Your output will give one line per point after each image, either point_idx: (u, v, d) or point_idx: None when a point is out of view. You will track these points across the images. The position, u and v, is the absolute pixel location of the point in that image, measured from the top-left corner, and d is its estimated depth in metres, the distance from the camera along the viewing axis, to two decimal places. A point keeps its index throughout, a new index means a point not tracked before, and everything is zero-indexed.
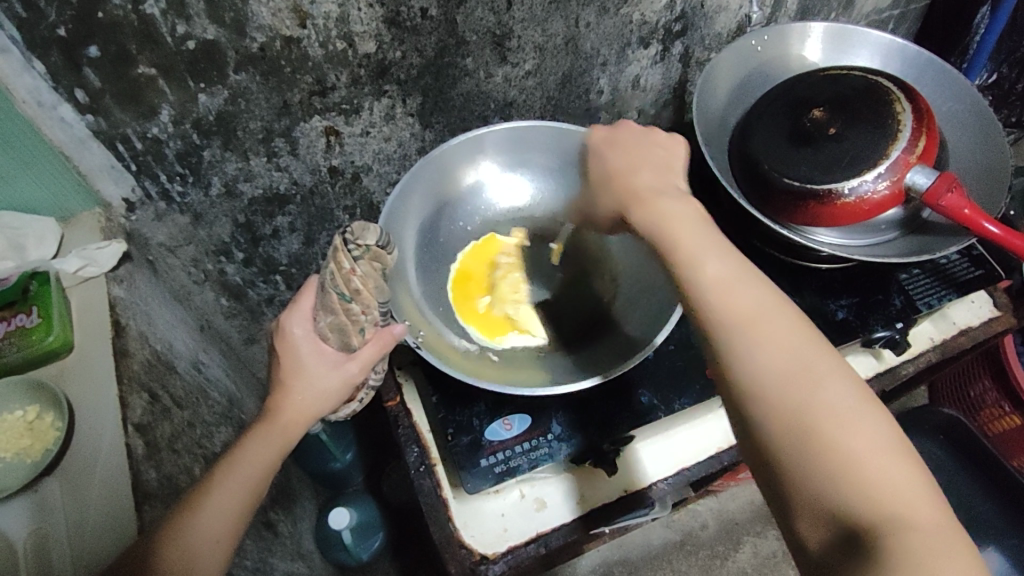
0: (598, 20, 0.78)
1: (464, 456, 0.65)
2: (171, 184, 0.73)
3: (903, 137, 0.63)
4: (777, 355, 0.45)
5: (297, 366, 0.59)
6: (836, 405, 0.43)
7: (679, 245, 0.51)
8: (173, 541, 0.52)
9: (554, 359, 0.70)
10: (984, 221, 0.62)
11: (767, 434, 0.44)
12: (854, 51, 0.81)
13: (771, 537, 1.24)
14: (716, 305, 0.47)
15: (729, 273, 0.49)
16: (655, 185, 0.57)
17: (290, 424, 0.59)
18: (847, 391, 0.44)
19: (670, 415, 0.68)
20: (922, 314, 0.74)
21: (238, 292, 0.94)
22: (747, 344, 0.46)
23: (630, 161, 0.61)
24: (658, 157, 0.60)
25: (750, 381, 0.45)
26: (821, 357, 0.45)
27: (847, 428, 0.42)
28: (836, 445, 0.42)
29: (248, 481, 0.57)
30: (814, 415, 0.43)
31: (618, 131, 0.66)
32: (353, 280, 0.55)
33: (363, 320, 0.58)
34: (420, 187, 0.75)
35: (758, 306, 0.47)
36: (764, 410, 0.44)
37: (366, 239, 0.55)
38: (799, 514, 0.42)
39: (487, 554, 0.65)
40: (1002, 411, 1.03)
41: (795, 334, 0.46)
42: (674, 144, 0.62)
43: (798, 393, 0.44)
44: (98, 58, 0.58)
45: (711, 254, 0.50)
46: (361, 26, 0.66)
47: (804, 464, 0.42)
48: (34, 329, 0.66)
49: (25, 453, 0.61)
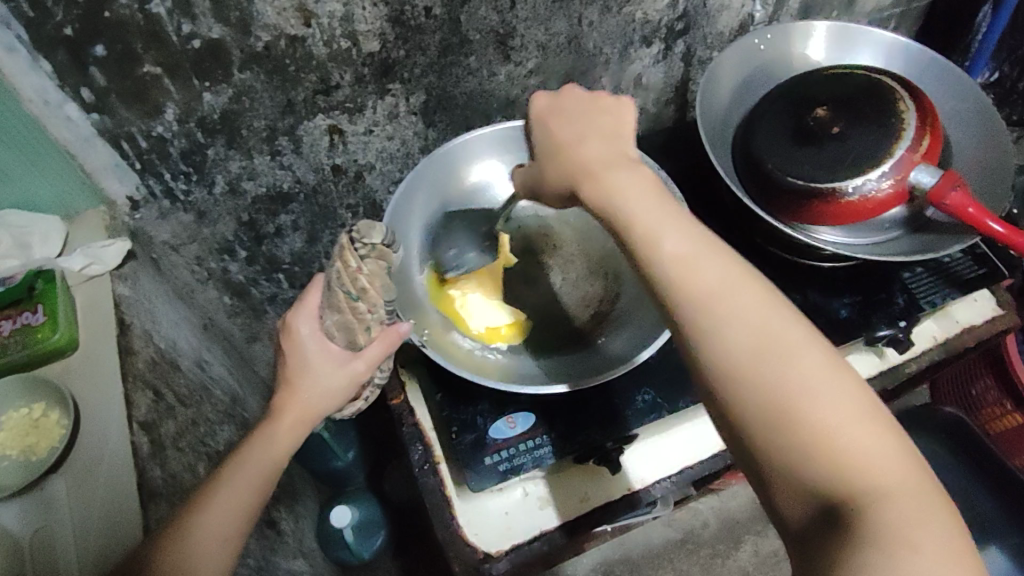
0: (601, 19, 0.78)
1: (468, 454, 0.65)
2: (175, 182, 0.73)
3: (907, 135, 0.63)
4: (744, 330, 0.43)
5: (304, 365, 0.60)
6: (807, 376, 0.41)
7: (634, 223, 0.48)
8: (182, 540, 0.52)
9: (560, 358, 0.70)
10: (988, 219, 0.62)
11: (742, 416, 0.42)
12: (857, 50, 0.81)
13: (772, 536, 1.24)
14: (677, 283, 0.45)
15: (689, 248, 0.47)
16: (608, 159, 0.54)
17: (296, 423, 0.60)
18: (818, 361, 0.42)
19: (673, 414, 0.68)
20: (925, 312, 0.74)
21: (241, 290, 0.94)
22: (714, 323, 0.44)
23: (578, 133, 0.57)
24: (604, 126, 0.58)
25: (718, 361, 0.43)
26: (789, 327, 0.43)
27: (822, 402, 0.41)
28: (810, 419, 0.40)
29: (254, 480, 0.58)
30: (785, 389, 0.41)
31: (563, 100, 0.61)
32: (359, 279, 0.54)
33: (369, 318, 0.58)
34: (424, 187, 0.75)
35: (721, 280, 0.45)
36: (736, 390, 0.42)
37: (371, 237, 0.53)
38: (776, 490, 0.41)
39: (491, 552, 0.65)
40: (1004, 410, 1.04)
41: (761, 306, 0.44)
42: (621, 110, 0.60)
43: (769, 368, 0.42)
44: (104, 58, 0.58)
45: (670, 229, 0.48)
46: (365, 26, 0.66)
47: (778, 443, 0.40)
48: (40, 328, 0.67)
49: (32, 449, 0.62)
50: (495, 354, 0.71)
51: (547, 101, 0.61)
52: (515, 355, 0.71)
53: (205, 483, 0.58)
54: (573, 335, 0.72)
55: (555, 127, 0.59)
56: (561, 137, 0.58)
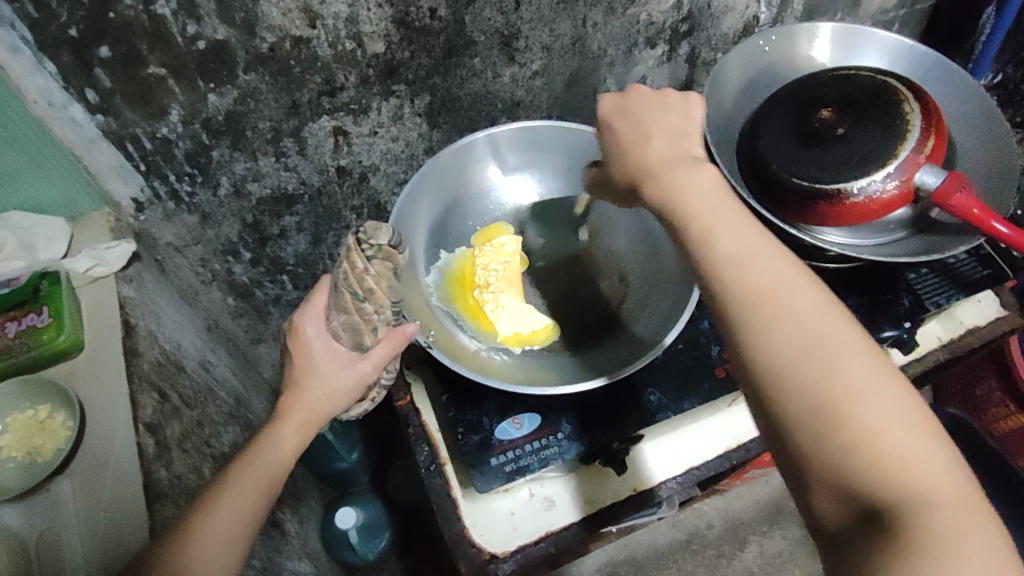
0: (605, 20, 0.79)
1: (474, 455, 0.65)
2: (179, 184, 0.73)
3: (912, 137, 0.63)
4: (792, 327, 0.42)
5: (310, 366, 0.60)
6: (857, 378, 0.40)
7: (690, 215, 0.48)
8: (187, 542, 0.52)
9: (565, 359, 0.70)
10: (994, 220, 0.62)
11: (785, 411, 0.41)
12: (862, 51, 0.81)
13: (777, 537, 1.24)
14: (728, 277, 0.44)
15: (744, 243, 0.46)
16: (671, 157, 0.52)
17: (304, 424, 0.60)
18: (868, 365, 0.41)
19: (679, 414, 0.68)
20: (930, 313, 0.74)
21: (245, 292, 0.94)
22: (763, 317, 0.43)
23: (644, 128, 0.55)
24: (670, 124, 0.55)
25: (762, 357, 0.42)
26: (839, 328, 0.42)
27: (869, 404, 0.40)
28: (858, 421, 0.39)
29: (261, 482, 0.57)
30: (831, 387, 0.40)
31: (628, 98, 0.57)
32: (365, 280, 0.55)
33: (376, 319, 0.58)
34: (430, 188, 0.76)
35: (775, 277, 0.44)
36: (780, 386, 0.41)
37: (377, 238, 0.53)
38: (814, 489, 0.40)
39: (496, 553, 0.66)
40: (1009, 411, 1.03)
41: (812, 305, 0.43)
42: (688, 107, 0.57)
43: (816, 367, 0.41)
44: (109, 58, 0.58)
45: (726, 223, 0.47)
46: (370, 27, 0.66)
47: (822, 443, 0.39)
48: (45, 329, 0.66)
49: (37, 451, 0.62)
50: (502, 355, 0.70)
51: (614, 100, 0.57)
52: (524, 357, 0.71)
53: (212, 484, 0.58)
54: (578, 336, 0.72)
55: (619, 126, 0.56)
56: (624, 134, 0.55)
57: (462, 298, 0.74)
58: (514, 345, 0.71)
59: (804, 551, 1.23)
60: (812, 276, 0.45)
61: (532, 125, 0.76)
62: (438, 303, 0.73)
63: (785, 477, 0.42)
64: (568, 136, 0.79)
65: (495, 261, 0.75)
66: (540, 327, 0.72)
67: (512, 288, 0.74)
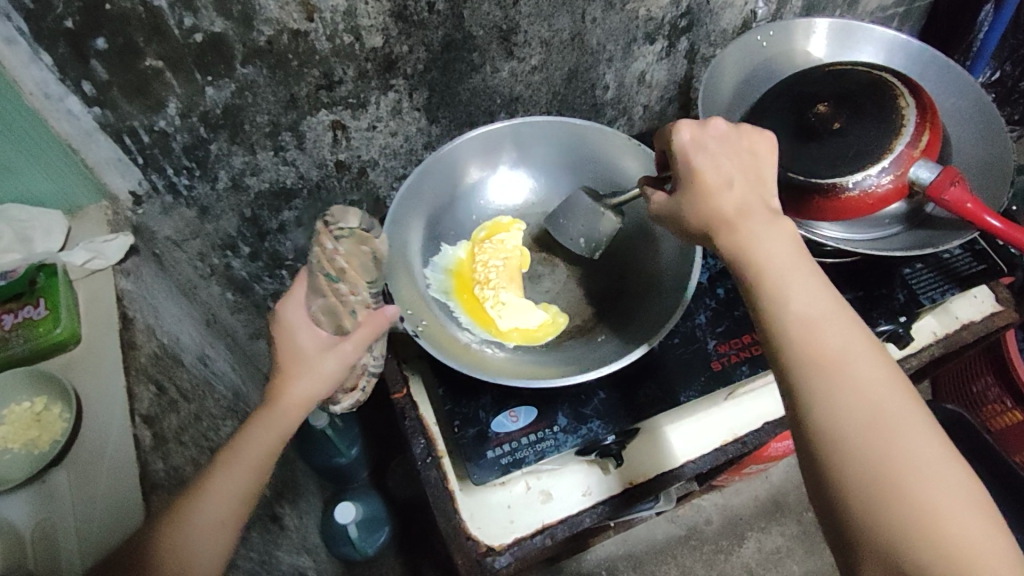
0: (604, 16, 0.79)
1: (471, 448, 0.65)
2: (178, 177, 0.73)
3: (906, 131, 0.64)
4: (854, 398, 0.45)
5: (294, 351, 0.60)
6: (916, 457, 0.43)
7: (763, 273, 0.50)
8: (177, 529, 0.53)
9: (559, 354, 0.70)
10: (986, 214, 0.63)
11: (844, 481, 0.43)
12: (858, 47, 0.81)
13: (774, 532, 1.25)
14: (799, 344, 0.47)
15: (816, 308, 0.48)
16: (749, 207, 0.53)
17: (288, 409, 0.58)
18: (925, 441, 0.43)
19: (675, 407, 0.68)
20: (925, 308, 0.74)
21: (245, 286, 0.94)
22: (827, 387, 0.45)
23: (723, 171, 0.55)
24: (746, 166, 0.56)
25: (825, 424, 0.45)
26: (902, 404, 0.45)
27: (930, 484, 0.42)
28: (907, 496, 0.41)
29: (249, 468, 0.57)
30: (891, 462, 0.43)
31: (708, 133, 0.57)
32: (337, 259, 0.55)
33: (353, 301, 0.59)
34: (429, 183, 0.76)
35: (843, 347, 0.47)
36: (840, 455, 0.44)
37: (347, 221, 0.53)
38: (863, 557, 0.42)
39: (493, 546, 0.66)
40: (1004, 407, 1.04)
41: (880, 379, 0.45)
42: (764, 145, 0.58)
43: (875, 441, 0.43)
44: (105, 50, 0.58)
45: (798, 286, 0.49)
46: (368, 20, 0.66)
47: (879, 515, 0.42)
48: (41, 321, 0.67)
49: (33, 444, 0.62)
50: (494, 348, 0.70)
51: (694, 129, 0.57)
52: (520, 353, 0.70)
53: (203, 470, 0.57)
54: (573, 332, 0.72)
55: (697, 161, 0.55)
56: (705, 177, 0.54)
57: (459, 291, 0.74)
58: (509, 340, 0.71)
59: (802, 547, 1.24)
60: (882, 351, 0.47)
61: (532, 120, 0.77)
62: (432, 292, 0.73)
63: (833, 538, 0.46)
64: (567, 130, 0.79)
65: (496, 258, 0.77)
66: (537, 324, 0.73)
67: (512, 284, 0.75)
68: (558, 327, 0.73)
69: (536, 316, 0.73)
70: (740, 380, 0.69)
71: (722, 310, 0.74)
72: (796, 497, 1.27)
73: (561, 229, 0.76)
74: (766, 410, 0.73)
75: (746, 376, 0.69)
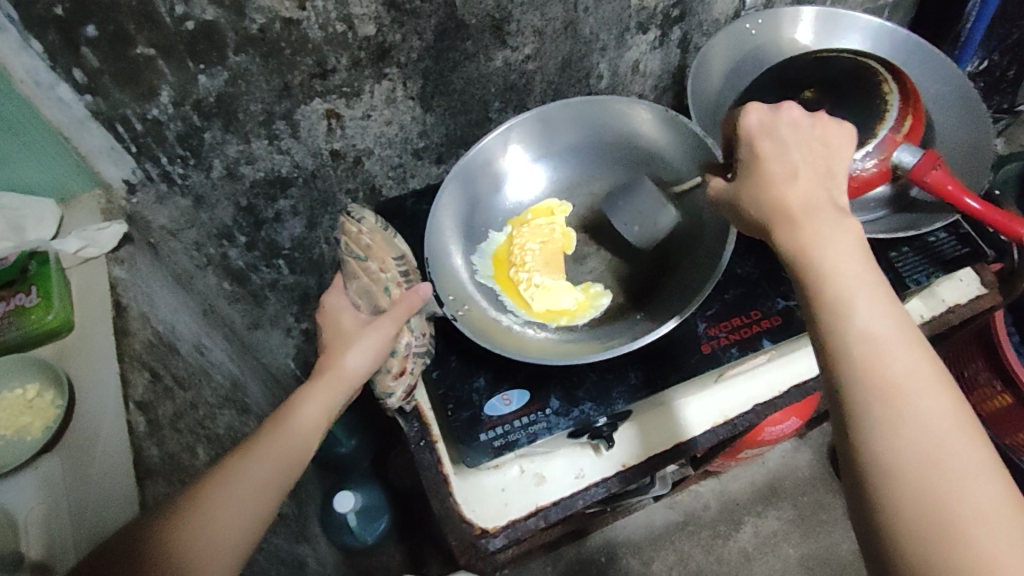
0: (597, 5, 0.79)
1: (464, 430, 0.66)
2: (172, 166, 0.74)
3: (890, 116, 0.65)
4: (917, 433, 0.43)
5: (337, 333, 0.64)
6: (977, 502, 0.40)
7: (826, 281, 0.48)
8: (215, 489, 0.53)
9: (598, 332, 0.70)
10: (966, 197, 0.64)
11: (895, 512, 0.42)
12: (845, 35, 0.82)
13: (772, 517, 1.25)
14: (861, 365, 0.45)
15: (883, 327, 0.46)
16: (816, 202, 0.52)
17: (334, 379, 0.61)
18: (987, 486, 0.41)
19: (666, 390, 0.68)
20: (910, 291, 0.73)
21: (241, 276, 0.93)
22: (887, 413, 0.44)
23: (790, 161, 0.54)
24: (818, 158, 0.55)
25: (881, 451, 0.43)
26: (966, 444, 0.42)
27: (989, 529, 0.40)
28: (961, 539, 0.39)
29: (294, 439, 0.58)
30: (948, 501, 0.41)
31: (782, 117, 0.56)
32: (361, 238, 0.64)
33: (384, 277, 0.64)
34: (466, 177, 0.77)
35: (907, 372, 0.45)
36: (892, 485, 0.42)
37: (362, 211, 0.66)
38: None
39: (488, 528, 0.66)
40: (994, 390, 1.05)
41: (944, 413, 0.43)
42: (843, 140, 0.56)
43: (932, 479, 0.41)
44: (96, 38, 0.59)
45: (861, 298, 0.47)
46: (360, 9, 0.66)
47: (928, 553, 0.40)
48: (32, 308, 0.67)
49: (25, 430, 0.62)
50: (536, 330, 0.70)
51: (764, 118, 0.56)
52: (560, 334, 0.70)
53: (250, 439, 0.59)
54: (613, 313, 0.71)
55: (763, 147, 0.55)
56: (770, 168, 0.54)
57: (498, 276, 0.74)
58: (548, 321, 0.71)
59: (799, 531, 1.24)
60: (951, 385, 0.45)
61: (557, 103, 0.77)
62: (476, 278, 0.74)
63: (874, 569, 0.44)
64: (596, 113, 0.79)
65: (532, 240, 0.75)
66: (572, 306, 0.72)
67: (547, 267, 0.74)
68: (597, 307, 0.72)
69: (569, 298, 0.72)
70: (729, 362, 0.69)
71: (713, 293, 0.74)
72: (792, 482, 1.28)
73: (615, 211, 0.71)
74: (758, 391, 0.74)
75: (735, 359, 0.69)
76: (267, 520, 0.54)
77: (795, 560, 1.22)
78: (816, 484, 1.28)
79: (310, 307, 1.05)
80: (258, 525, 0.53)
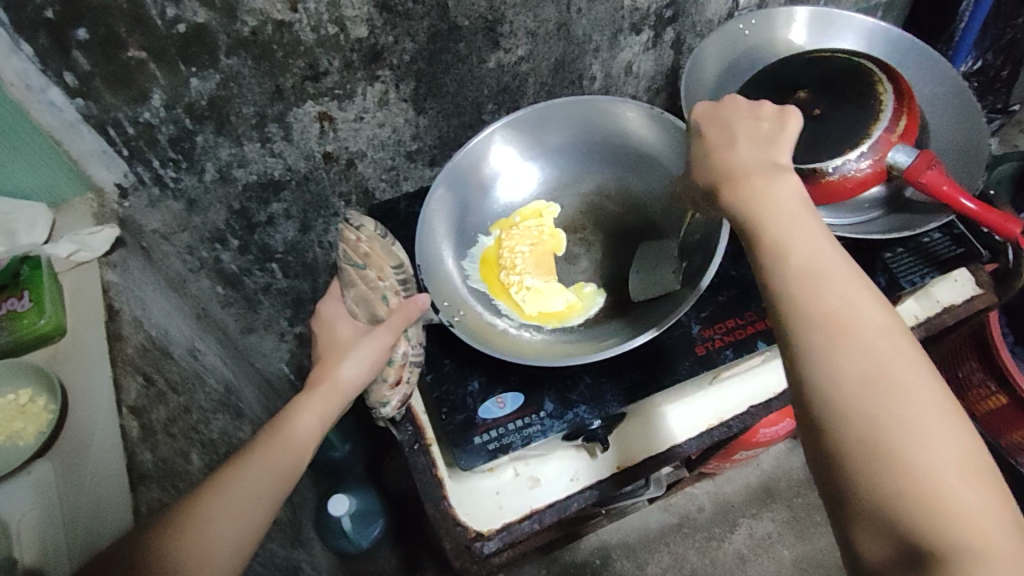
0: (589, 6, 0.79)
1: (457, 433, 0.65)
2: (164, 170, 0.73)
3: (884, 116, 0.65)
4: (857, 359, 0.43)
5: (334, 341, 0.64)
6: (914, 418, 0.40)
7: (769, 228, 0.48)
8: (210, 498, 0.53)
9: (592, 332, 0.69)
10: (962, 197, 0.64)
11: (841, 440, 0.41)
12: (839, 36, 0.82)
13: (766, 519, 1.25)
14: (803, 302, 0.45)
15: (822, 265, 0.46)
16: (755, 164, 0.53)
17: (329, 389, 0.61)
18: (929, 409, 0.41)
19: (660, 391, 0.68)
20: (906, 291, 0.73)
21: (235, 280, 0.92)
22: (828, 345, 0.43)
23: (730, 133, 0.56)
24: (759, 131, 0.55)
25: (824, 381, 0.43)
26: (904, 366, 0.42)
27: (926, 443, 0.40)
28: (909, 464, 0.39)
29: (291, 447, 0.58)
30: (889, 422, 0.40)
31: (722, 107, 0.59)
32: (360, 246, 0.63)
33: (382, 286, 0.63)
34: (459, 177, 0.77)
35: (847, 305, 0.44)
36: (839, 414, 0.42)
37: (361, 218, 0.64)
38: (856, 520, 0.40)
39: (482, 531, 0.66)
40: (989, 391, 1.05)
41: (884, 339, 0.43)
42: (784, 117, 0.56)
43: (873, 402, 0.41)
44: (87, 41, 0.58)
45: (800, 240, 0.47)
46: (352, 11, 0.66)
47: (873, 474, 0.40)
48: (25, 313, 0.66)
49: (18, 436, 0.61)
50: (532, 332, 0.70)
51: (707, 108, 0.59)
52: (556, 335, 0.70)
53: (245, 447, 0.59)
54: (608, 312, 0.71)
55: (707, 128, 0.58)
56: (711, 142, 0.56)
57: (491, 278, 0.74)
58: (545, 323, 0.71)
59: (793, 533, 1.24)
60: (887, 313, 0.45)
61: (549, 103, 0.77)
62: (470, 282, 0.73)
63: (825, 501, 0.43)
64: (589, 112, 0.78)
65: (523, 242, 0.75)
66: (564, 307, 0.72)
67: (539, 269, 0.74)
68: (589, 308, 0.72)
69: (561, 300, 0.72)
70: (723, 363, 0.69)
71: (706, 295, 0.74)
72: (786, 484, 1.28)
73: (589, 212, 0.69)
74: (753, 393, 0.74)
75: (729, 360, 0.69)
76: (261, 531, 0.54)
77: (789, 562, 1.22)
78: (810, 486, 1.28)
79: (304, 311, 1.04)
80: (253, 534, 0.53)
